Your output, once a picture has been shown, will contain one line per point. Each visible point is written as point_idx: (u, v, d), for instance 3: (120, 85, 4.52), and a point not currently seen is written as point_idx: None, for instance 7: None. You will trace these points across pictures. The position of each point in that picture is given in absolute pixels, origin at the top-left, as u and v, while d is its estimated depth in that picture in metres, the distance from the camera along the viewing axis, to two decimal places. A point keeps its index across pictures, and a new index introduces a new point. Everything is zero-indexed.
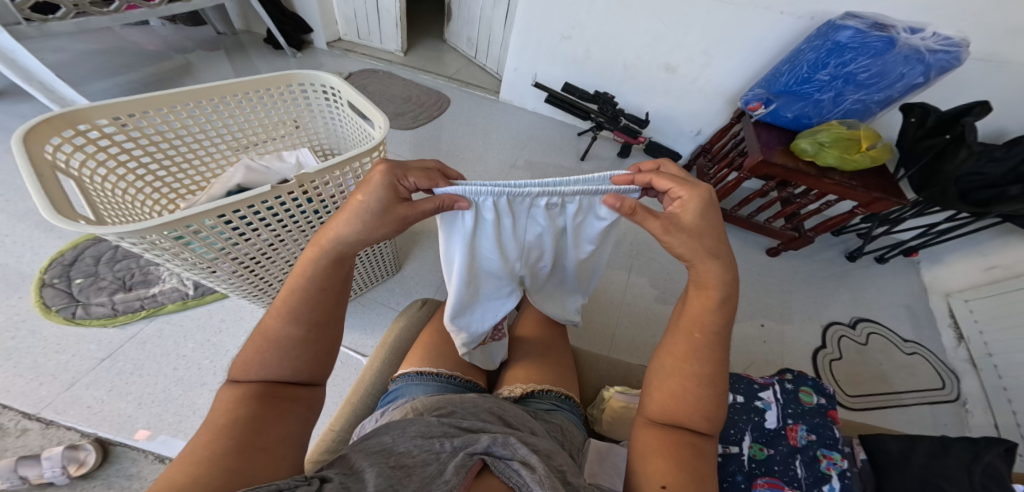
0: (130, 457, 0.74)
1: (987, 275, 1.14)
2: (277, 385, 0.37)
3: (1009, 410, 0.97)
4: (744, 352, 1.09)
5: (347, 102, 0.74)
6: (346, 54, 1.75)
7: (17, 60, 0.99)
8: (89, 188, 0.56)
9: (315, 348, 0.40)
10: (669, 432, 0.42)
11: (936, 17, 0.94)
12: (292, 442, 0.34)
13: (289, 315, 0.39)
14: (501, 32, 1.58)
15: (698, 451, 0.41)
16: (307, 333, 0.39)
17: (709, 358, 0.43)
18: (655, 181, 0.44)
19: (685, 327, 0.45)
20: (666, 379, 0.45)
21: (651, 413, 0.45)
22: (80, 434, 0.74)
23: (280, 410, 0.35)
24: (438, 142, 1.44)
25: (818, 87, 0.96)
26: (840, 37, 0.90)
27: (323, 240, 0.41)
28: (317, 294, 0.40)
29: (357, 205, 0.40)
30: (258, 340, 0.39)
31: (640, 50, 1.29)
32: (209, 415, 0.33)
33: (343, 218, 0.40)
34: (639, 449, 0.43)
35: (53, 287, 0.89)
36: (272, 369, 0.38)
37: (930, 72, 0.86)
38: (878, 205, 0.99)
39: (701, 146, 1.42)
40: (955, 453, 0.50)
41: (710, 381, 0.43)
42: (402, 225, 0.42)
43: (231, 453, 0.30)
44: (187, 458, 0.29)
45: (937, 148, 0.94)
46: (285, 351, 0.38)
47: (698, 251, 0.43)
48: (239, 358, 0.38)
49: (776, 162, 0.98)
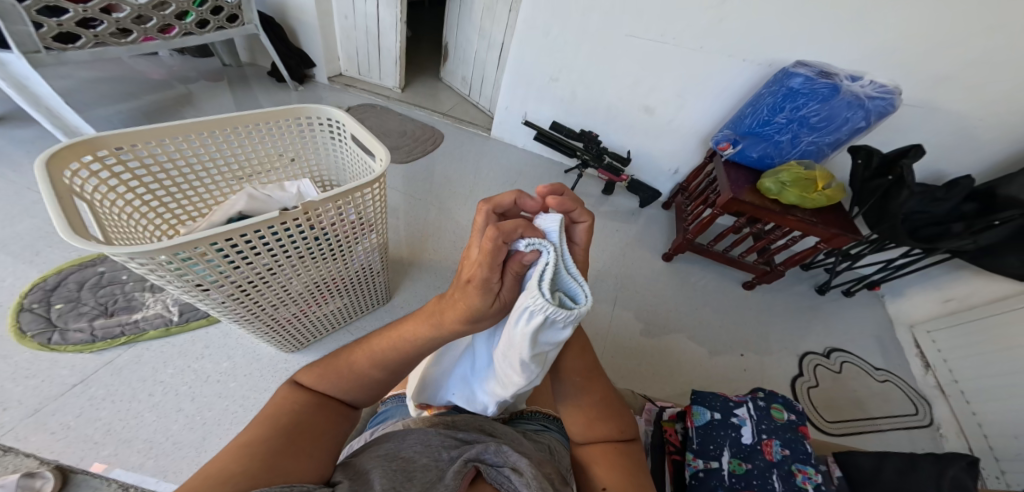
0: (90, 487, 0.69)
1: (945, 307, 1.24)
2: (334, 405, 0.42)
3: (980, 433, 1.03)
4: (725, 379, 1.13)
5: (350, 134, 0.79)
6: (346, 89, 1.84)
7: (28, 86, 1.02)
8: (99, 211, 0.58)
9: (381, 387, 0.45)
10: (600, 447, 0.47)
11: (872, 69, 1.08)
12: (331, 450, 0.37)
13: (378, 362, 0.43)
14: (494, 73, 1.71)
15: (627, 453, 0.46)
16: (385, 377, 0.44)
17: (593, 387, 0.51)
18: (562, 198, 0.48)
19: (571, 367, 0.52)
20: (575, 413, 0.49)
21: (576, 438, 0.49)
22: (39, 461, 0.70)
23: (330, 421, 0.40)
24: (430, 177, 1.50)
25: (777, 129, 1.08)
26: (793, 83, 1.02)
27: (436, 313, 0.41)
28: (409, 360, 0.43)
29: (463, 307, 0.38)
30: (342, 362, 0.43)
31: (621, 93, 1.42)
32: (269, 411, 0.38)
33: (450, 311, 0.40)
34: (585, 470, 0.45)
35: (31, 312, 0.86)
36: (340, 391, 0.42)
37: (870, 117, 0.99)
38: (837, 241, 1.08)
39: (680, 185, 1.53)
40: (924, 468, 0.55)
41: (605, 402, 0.50)
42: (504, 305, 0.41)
43: (281, 450, 0.33)
44: (243, 450, 0.32)
45: (882, 188, 1.05)
46: (359, 383, 0.43)
47: None
48: (318, 371, 0.43)
49: (745, 199, 1.08)
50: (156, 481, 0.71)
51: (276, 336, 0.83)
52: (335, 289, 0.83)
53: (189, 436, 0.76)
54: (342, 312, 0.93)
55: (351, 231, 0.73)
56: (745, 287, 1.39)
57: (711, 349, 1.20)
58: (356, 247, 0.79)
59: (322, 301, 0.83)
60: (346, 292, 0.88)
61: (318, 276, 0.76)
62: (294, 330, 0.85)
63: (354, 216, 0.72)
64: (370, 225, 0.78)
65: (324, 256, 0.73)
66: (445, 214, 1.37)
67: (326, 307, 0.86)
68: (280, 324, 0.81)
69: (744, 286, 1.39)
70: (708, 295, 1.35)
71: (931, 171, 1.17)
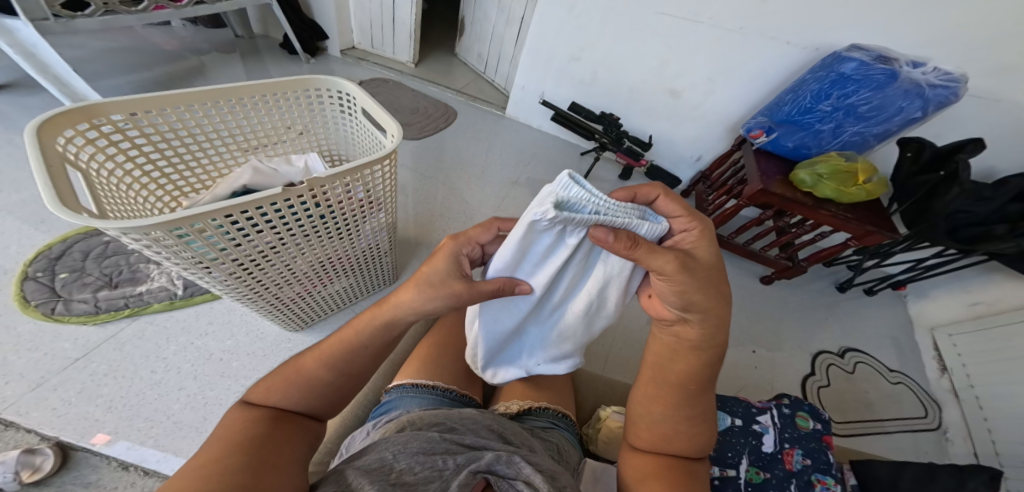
0: (90, 465, 0.69)
1: (970, 311, 1.16)
2: (288, 418, 0.40)
3: (989, 439, 0.97)
4: (733, 377, 1.08)
5: (361, 109, 0.75)
6: (358, 63, 1.78)
7: (35, 53, 1.00)
8: (94, 180, 0.56)
9: (334, 395, 0.43)
10: (662, 458, 0.46)
11: (934, 51, 0.97)
12: (299, 464, 0.35)
13: (328, 362, 0.42)
14: (511, 50, 1.62)
15: (690, 472, 0.45)
16: (336, 380, 0.42)
17: (696, 402, 0.46)
18: (661, 200, 0.46)
19: (677, 378, 0.46)
20: (654, 422, 0.47)
21: (639, 443, 0.48)
22: (40, 437, 0.70)
23: (285, 436, 0.37)
24: (440, 156, 1.45)
25: (819, 118, 0.99)
26: (844, 68, 0.93)
27: (383, 306, 0.43)
28: (358, 354, 0.42)
29: (422, 275, 0.42)
30: (290, 373, 0.42)
31: (646, 74, 1.33)
32: (218, 435, 0.35)
33: (404, 290, 0.42)
34: (634, 477, 0.46)
35: (35, 281, 0.86)
36: (293, 402, 0.40)
37: (928, 107, 0.89)
38: (870, 239, 1.00)
39: (702, 173, 1.43)
40: (940, 479, 0.49)
41: (699, 420, 0.46)
42: (457, 297, 0.41)
43: (238, 468, 0.30)
44: (192, 475, 0.29)
45: (930, 184, 0.97)
46: (309, 389, 0.41)
47: (718, 293, 0.42)
48: (266, 387, 0.41)
49: (774, 191, 1.00)
50: (157, 459, 0.71)
51: (280, 314, 0.82)
52: (340, 268, 0.81)
53: (190, 416, 0.76)
54: (347, 292, 0.90)
55: (358, 209, 0.70)
56: (763, 281, 1.33)
57: None
58: (363, 226, 0.76)
59: (326, 281, 0.81)
60: (352, 271, 0.85)
61: (324, 255, 0.73)
62: (299, 309, 0.84)
63: (363, 194, 0.68)
64: (379, 204, 0.75)
65: (329, 234, 0.70)
66: (454, 195, 1.32)
67: (330, 287, 0.84)
68: (285, 304, 0.79)
69: (762, 281, 1.33)
70: None
71: (981, 168, 1.07)
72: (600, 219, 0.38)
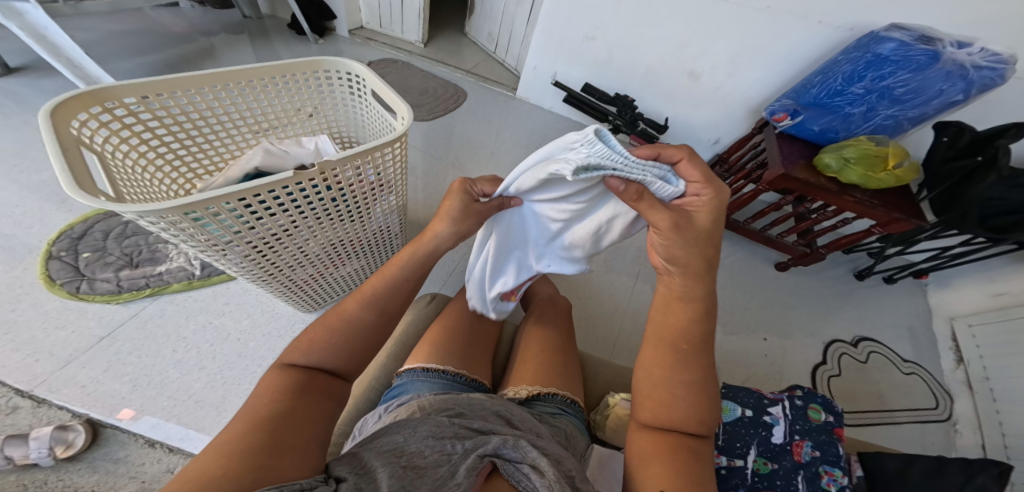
0: (118, 441, 0.73)
1: (994, 301, 1.10)
2: (323, 374, 0.42)
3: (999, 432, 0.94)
4: (743, 365, 1.07)
5: (371, 91, 0.74)
6: (366, 43, 1.74)
7: (47, 37, 1.00)
8: (110, 163, 0.56)
9: (372, 344, 0.46)
10: (665, 433, 0.45)
11: (980, 28, 0.89)
12: (320, 438, 0.36)
13: (369, 304, 0.46)
14: (523, 28, 1.56)
15: (695, 452, 0.43)
16: (377, 321, 0.46)
17: (693, 365, 0.47)
18: (685, 164, 0.45)
19: (672, 337, 0.48)
20: (655, 387, 0.48)
21: (641, 417, 0.48)
22: (71, 414, 0.73)
23: (317, 399, 0.39)
24: (450, 139, 1.42)
25: (850, 100, 0.94)
26: (881, 49, 0.88)
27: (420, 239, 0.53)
28: (397, 291, 0.48)
29: (447, 207, 0.52)
30: (331, 320, 0.45)
31: (664, 53, 1.27)
32: (262, 391, 0.37)
33: (437, 218, 0.53)
34: (637, 453, 0.45)
35: (59, 260, 0.89)
36: (337, 349, 0.43)
37: (970, 90, 0.83)
38: (896, 226, 0.96)
39: (720, 155, 1.38)
40: (949, 474, 0.47)
41: (697, 388, 0.46)
42: (481, 217, 0.55)
43: (263, 445, 0.31)
44: (222, 448, 0.30)
45: (966, 170, 0.91)
46: (349, 337, 0.44)
47: (700, 253, 0.47)
48: (305, 342, 0.43)
49: (796, 176, 0.96)
50: (181, 437, 0.74)
51: (294, 295, 0.83)
52: (351, 250, 0.81)
53: (210, 395, 0.79)
54: (359, 274, 0.91)
55: (369, 192, 0.70)
56: (779, 268, 1.30)
57: (727, 329, 1.14)
58: (373, 208, 0.75)
59: (338, 263, 0.82)
60: (363, 253, 0.86)
61: (336, 238, 0.73)
62: (312, 290, 0.85)
63: (373, 176, 0.68)
64: (389, 186, 0.74)
65: (341, 217, 0.70)
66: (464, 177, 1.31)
67: (342, 269, 0.85)
68: (299, 285, 0.81)
69: (777, 267, 1.30)
70: (735, 276, 1.27)
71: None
72: (619, 175, 0.42)
